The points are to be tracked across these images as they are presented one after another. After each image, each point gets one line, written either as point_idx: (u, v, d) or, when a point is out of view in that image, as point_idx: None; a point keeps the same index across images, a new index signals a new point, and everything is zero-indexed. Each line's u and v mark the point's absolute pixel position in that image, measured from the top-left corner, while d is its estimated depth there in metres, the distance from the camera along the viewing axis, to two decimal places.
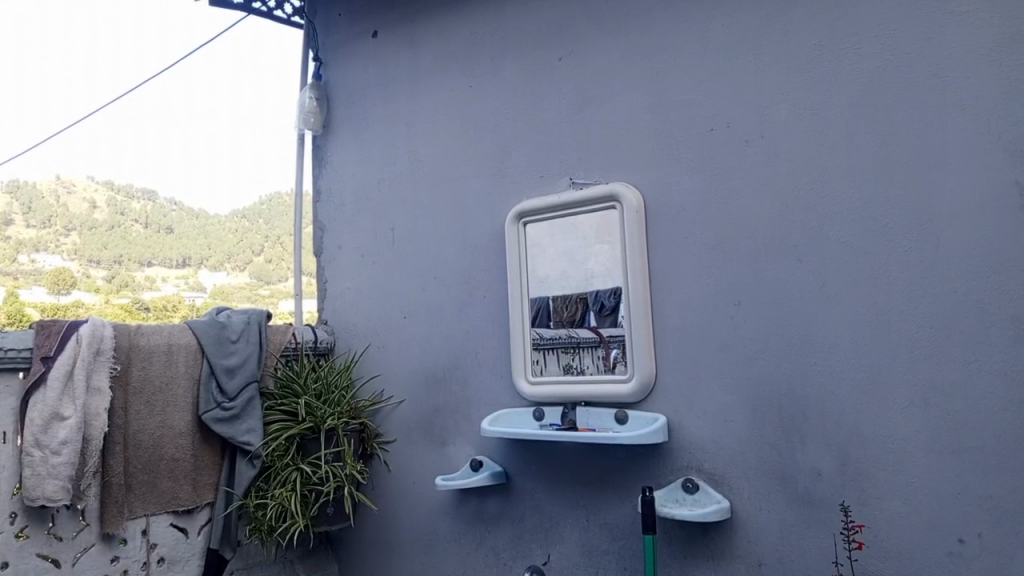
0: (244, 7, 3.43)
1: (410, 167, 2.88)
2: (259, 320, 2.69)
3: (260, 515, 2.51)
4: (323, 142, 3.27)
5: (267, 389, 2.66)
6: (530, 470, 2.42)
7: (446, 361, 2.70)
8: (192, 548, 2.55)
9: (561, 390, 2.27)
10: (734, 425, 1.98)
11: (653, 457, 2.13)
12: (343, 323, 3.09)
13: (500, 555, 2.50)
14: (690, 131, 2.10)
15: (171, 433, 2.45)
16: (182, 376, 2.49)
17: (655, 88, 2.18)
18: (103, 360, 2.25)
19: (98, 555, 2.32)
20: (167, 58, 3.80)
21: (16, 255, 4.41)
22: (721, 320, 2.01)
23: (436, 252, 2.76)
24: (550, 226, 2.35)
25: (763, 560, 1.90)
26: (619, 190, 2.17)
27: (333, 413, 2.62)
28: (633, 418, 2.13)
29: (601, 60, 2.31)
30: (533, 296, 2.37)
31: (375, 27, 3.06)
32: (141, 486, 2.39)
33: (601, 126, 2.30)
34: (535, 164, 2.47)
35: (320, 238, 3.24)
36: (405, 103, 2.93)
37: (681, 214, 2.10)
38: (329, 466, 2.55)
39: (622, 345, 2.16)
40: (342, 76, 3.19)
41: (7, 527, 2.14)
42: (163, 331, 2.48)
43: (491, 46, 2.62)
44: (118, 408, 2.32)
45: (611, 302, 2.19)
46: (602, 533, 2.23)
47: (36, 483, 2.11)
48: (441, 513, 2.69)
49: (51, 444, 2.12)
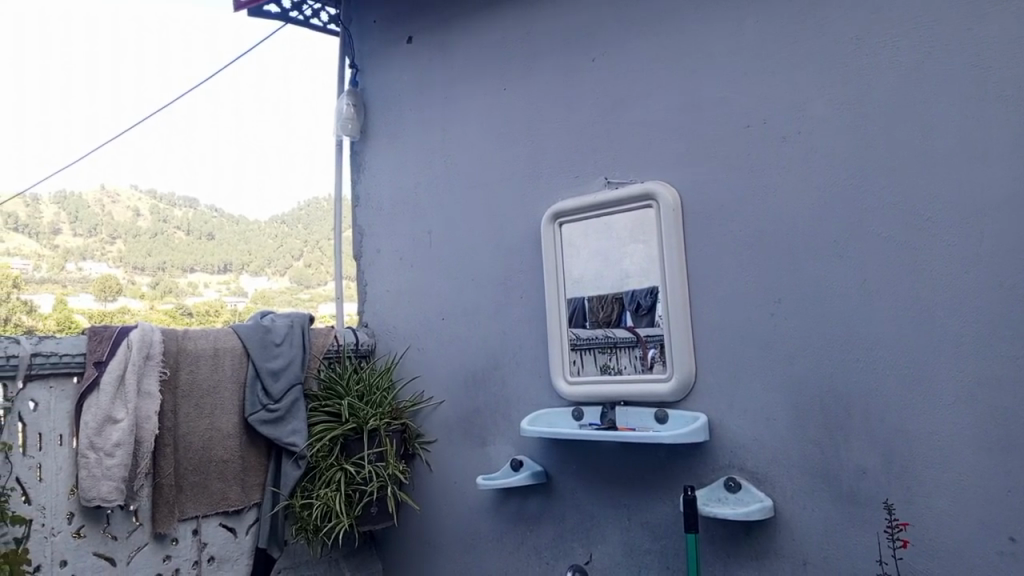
0: (282, 16, 3.41)
1: (446, 170, 2.92)
2: (302, 323, 2.76)
3: (305, 515, 2.55)
4: (361, 148, 3.32)
5: (311, 390, 2.73)
6: (570, 469, 2.43)
7: (485, 362, 2.73)
8: (240, 547, 2.61)
9: (600, 389, 2.28)
10: (775, 423, 1.97)
11: (693, 456, 2.13)
12: (382, 325, 3.14)
13: (542, 554, 2.51)
14: (726, 128, 2.09)
15: (219, 435, 2.50)
16: (228, 379, 2.55)
17: (690, 86, 2.17)
18: (152, 364, 2.32)
19: (151, 554, 2.39)
20: (206, 69, 3.88)
21: (64, 263, 4.63)
22: (761, 317, 2.00)
23: (472, 254, 2.79)
24: (585, 226, 2.36)
25: (808, 559, 1.89)
26: (656, 188, 2.17)
27: (375, 414, 2.66)
28: (672, 417, 2.13)
29: (635, 60, 2.31)
30: (570, 296, 2.38)
31: (409, 33, 3.10)
32: (191, 487, 2.45)
33: (635, 126, 2.30)
34: (570, 164, 2.48)
35: (359, 243, 3.29)
36: (440, 106, 2.96)
37: (718, 212, 2.09)
38: (371, 466, 2.60)
39: (660, 344, 2.16)
40: (377, 83, 3.25)
41: (64, 526, 2.21)
42: (209, 335, 2.54)
43: (524, 48, 2.64)
44: (168, 411, 2.38)
45: (648, 301, 2.19)
46: (643, 533, 2.23)
47: (91, 484, 2.18)
48: (483, 513, 2.71)
49: (105, 447, 2.19)
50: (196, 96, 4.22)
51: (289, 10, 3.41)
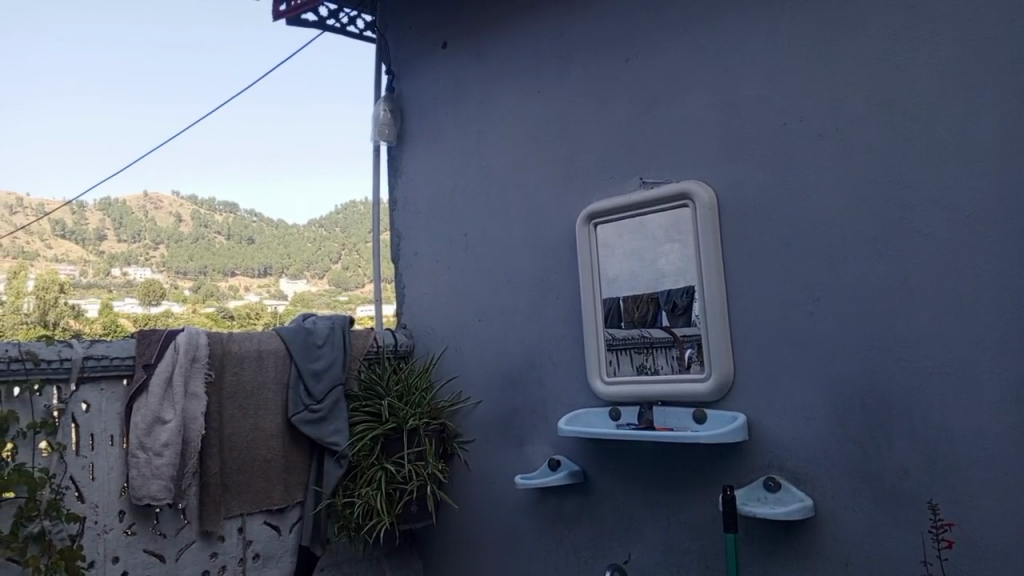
0: (319, 24, 3.49)
1: (482, 173, 2.95)
2: (343, 325, 2.81)
3: (347, 513, 2.61)
4: (398, 152, 3.39)
5: (352, 390, 2.77)
6: (607, 469, 2.44)
7: (521, 362, 2.75)
8: (284, 545, 2.67)
9: (637, 389, 2.28)
10: (815, 423, 1.95)
11: (731, 455, 2.12)
12: (421, 327, 3.19)
13: (580, 554, 2.52)
14: (762, 127, 2.08)
15: (263, 435, 2.56)
16: (271, 380, 2.60)
17: (725, 85, 2.17)
18: (199, 367, 2.38)
19: (199, 551, 2.45)
20: (250, 78, 4.01)
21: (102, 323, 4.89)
22: (799, 315, 1.99)
23: (508, 255, 2.81)
24: (620, 226, 2.37)
25: (849, 560, 1.87)
26: (691, 187, 2.17)
27: (415, 413, 2.70)
28: (711, 417, 2.13)
29: (669, 60, 2.31)
30: (604, 296, 2.41)
31: (443, 38, 3.14)
32: (236, 486, 2.50)
33: (670, 125, 2.30)
34: (604, 165, 2.49)
35: (397, 246, 3.36)
36: (476, 110, 2.99)
37: (754, 210, 2.09)
38: (411, 465, 2.64)
39: (698, 344, 2.16)
40: (413, 88, 3.30)
41: (117, 524, 2.28)
42: (253, 338, 2.60)
43: (558, 51, 2.65)
44: (214, 411, 2.44)
45: (684, 301, 2.19)
46: (682, 532, 2.23)
47: (142, 483, 2.25)
48: (522, 512, 2.74)
49: (154, 446, 2.26)
50: (238, 103, 4.35)
51: (326, 18, 3.48)
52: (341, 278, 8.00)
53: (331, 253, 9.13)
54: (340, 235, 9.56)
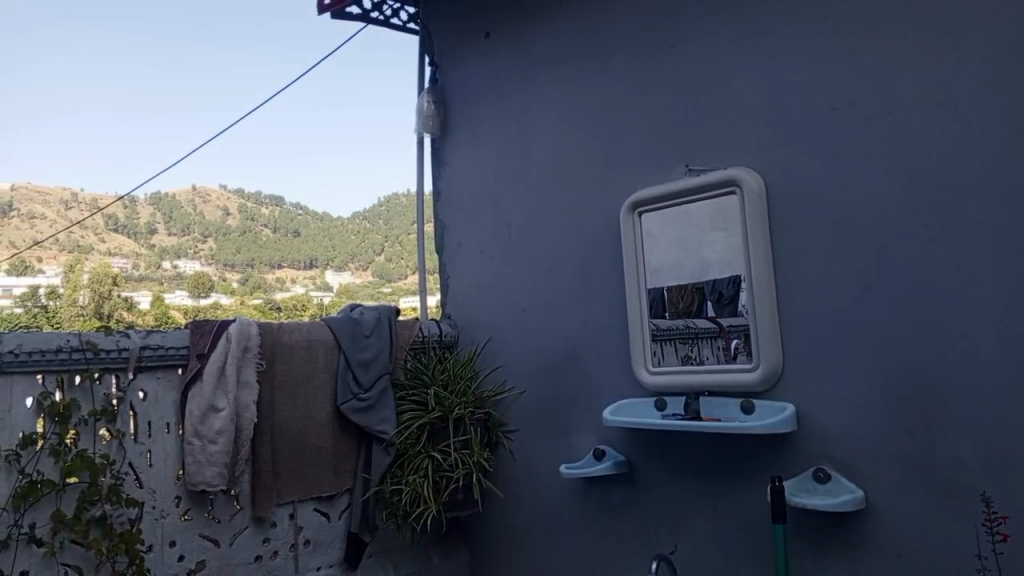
0: (363, 18, 3.51)
1: (525, 164, 2.96)
2: (389, 315, 2.85)
3: (395, 501, 2.64)
4: (442, 143, 3.41)
5: (398, 380, 2.81)
6: (652, 459, 2.44)
7: (566, 352, 2.75)
8: (334, 532, 2.72)
9: (682, 379, 2.27)
10: (866, 413, 1.92)
11: (779, 446, 2.09)
12: (466, 317, 3.22)
13: (626, 543, 2.52)
14: (811, 112, 2.04)
15: (313, 423, 2.61)
16: (321, 369, 2.65)
17: (772, 71, 2.13)
18: (251, 356, 2.43)
19: (252, 536, 2.52)
20: (297, 72, 4.08)
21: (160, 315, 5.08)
22: (849, 304, 1.95)
23: (552, 245, 2.82)
24: (665, 215, 2.36)
25: (902, 553, 1.84)
26: (738, 174, 2.14)
27: (460, 403, 2.73)
28: (759, 408, 2.10)
29: (714, 46, 2.28)
30: (648, 285, 2.40)
31: (486, 28, 3.14)
32: (287, 473, 2.56)
33: (716, 112, 2.27)
34: (648, 153, 2.47)
35: (442, 237, 3.39)
36: (519, 100, 2.99)
37: (803, 197, 2.05)
38: (457, 454, 2.67)
39: (744, 334, 2.14)
40: (456, 80, 3.32)
41: (174, 509, 2.35)
42: (303, 328, 2.65)
43: (601, 39, 2.64)
44: (265, 400, 2.49)
45: (730, 290, 2.17)
46: (729, 523, 2.21)
47: (197, 470, 2.32)
48: (567, 501, 2.75)
49: (208, 434, 2.32)
50: (286, 97, 4.43)
51: (371, 12, 3.50)
52: (384, 270, 8.12)
53: (375, 245, 9.29)
54: (382, 228, 9.70)
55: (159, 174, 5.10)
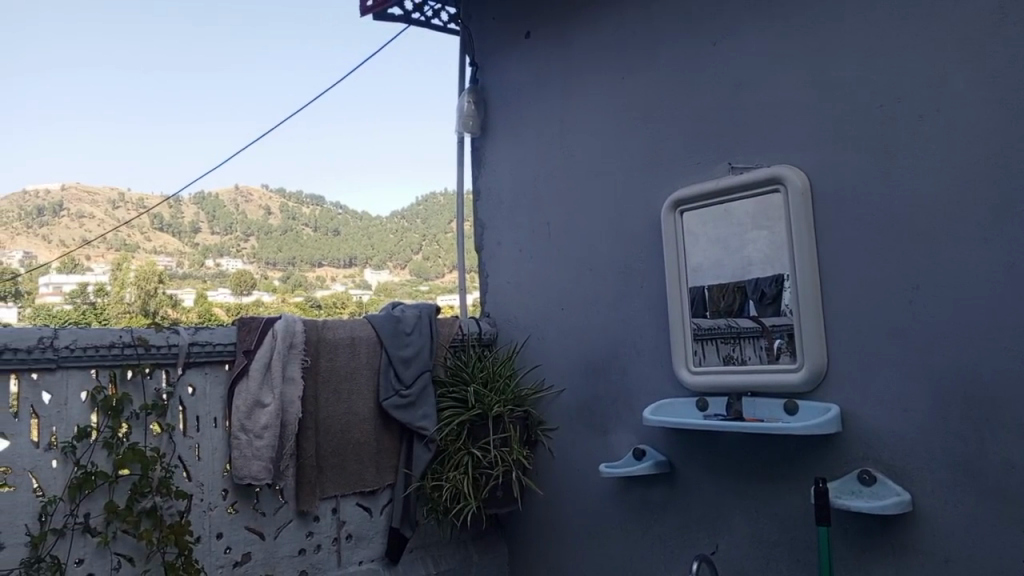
0: (405, 18, 3.55)
1: (565, 163, 2.96)
2: (429, 313, 2.89)
3: (435, 496, 2.68)
4: (482, 143, 3.44)
5: (438, 377, 2.84)
6: (693, 459, 2.43)
7: (606, 351, 2.75)
8: (375, 527, 2.76)
9: (724, 379, 2.26)
10: (914, 414, 1.89)
11: (823, 447, 2.07)
12: (506, 316, 3.24)
13: (666, 543, 2.51)
14: (857, 108, 2.01)
15: (356, 419, 2.65)
16: (363, 365, 2.69)
17: (818, 67, 2.10)
18: (296, 353, 2.48)
19: (296, 529, 2.57)
20: (339, 74, 4.15)
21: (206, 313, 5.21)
22: (895, 303, 1.93)
23: (592, 243, 2.82)
24: (706, 214, 2.35)
25: (950, 557, 1.81)
26: (783, 172, 2.12)
27: (499, 400, 2.74)
28: (803, 409, 2.08)
29: (758, 43, 2.26)
30: (690, 284, 2.38)
31: (527, 28, 3.15)
32: (331, 468, 2.60)
33: (760, 110, 2.25)
34: (690, 152, 2.46)
35: (481, 236, 3.42)
36: (559, 99, 3.00)
37: (848, 195, 2.02)
38: (497, 451, 2.69)
39: (788, 334, 2.11)
40: (496, 79, 3.34)
41: (221, 501, 2.40)
42: (347, 325, 2.69)
43: (643, 37, 2.63)
44: (310, 396, 2.54)
45: (773, 289, 2.15)
46: (771, 524, 2.19)
47: (243, 463, 2.37)
48: (606, 500, 2.75)
49: (254, 429, 2.37)
50: (328, 98, 4.50)
51: (412, 13, 3.54)
52: (422, 269, 8.20)
53: (414, 244, 9.40)
54: (420, 228, 9.79)
55: (206, 174, 5.23)
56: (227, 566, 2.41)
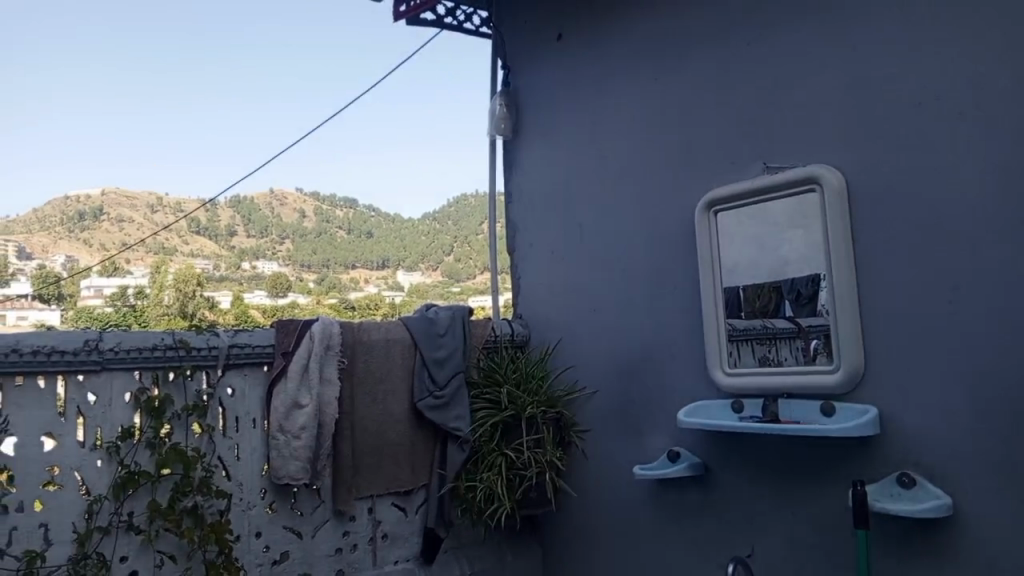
0: (437, 23, 3.59)
1: (598, 164, 2.96)
2: (462, 315, 2.90)
3: (470, 497, 2.71)
4: (514, 146, 3.46)
5: (472, 378, 2.86)
6: (729, 461, 2.41)
7: (639, 353, 2.74)
8: (411, 527, 2.79)
9: (760, 380, 2.24)
10: (955, 417, 1.85)
11: (861, 450, 2.04)
12: (539, 318, 3.25)
13: (702, 546, 2.50)
14: (895, 107, 1.98)
15: (391, 420, 2.68)
16: (399, 367, 2.72)
17: (854, 65, 2.08)
18: (332, 354, 2.52)
19: (333, 529, 2.60)
20: (375, 79, 4.22)
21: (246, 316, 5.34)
22: (936, 305, 1.89)
23: (625, 245, 2.82)
24: (741, 214, 2.34)
25: (994, 563, 1.77)
26: (819, 172, 2.09)
27: (533, 402, 2.75)
28: (840, 410, 2.06)
29: (793, 42, 2.24)
30: (724, 285, 2.38)
31: (559, 30, 3.16)
32: (367, 469, 2.63)
33: (795, 110, 2.23)
34: (724, 152, 2.44)
35: (513, 238, 3.44)
36: (591, 101, 3.00)
37: (887, 195, 1.99)
38: (530, 453, 2.70)
39: (825, 335, 2.09)
40: (528, 82, 3.35)
41: (260, 501, 2.45)
42: (382, 327, 2.73)
43: (675, 38, 2.62)
44: (346, 397, 2.57)
45: (810, 290, 2.14)
46: (808, 527, 2.17)
47: (282, 464, 2.41)
48: (641, 501, 2.74)
49: (292, 430, 2.41)
50: (363, 102, 4.57)
51: (444, 17, 3.58)
52: (454, 270, 8.25)
53: (446, 245, 9.47)
54: (452, 229, 9.86)
55: (245, 178, 5.35)
56: (266, 564, 2.45)
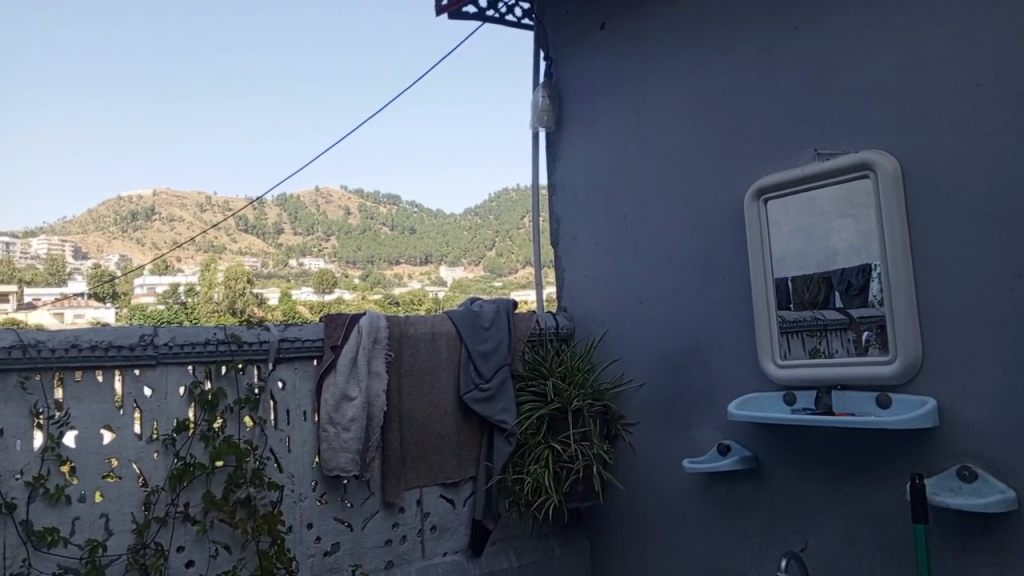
0: (479, 16, 3.58)
1: (642, 154, 2.94)
2: (507, 309, 2.91)
3: (517, 489, 2.71)
4: (557, 138, 3.45)
5: (518, 371, 2.87)
6: (780, 454, 2.37)
7: (686, 345, 2.71)
8: (459, 518, 2.81)
9: (812, 372, 2.20)
10: (1017, 409, 1.79)
11: (918, 443, 1.99)
12: (583, 310, 3.24)
13: (753, 539, 2.47)
14: (950, 89, 1.92)
15: (437, 413, 2.69)
16: (444, 360, 2.73)
17: (906, 48, 2.02)
18: (380, 348, 2.54)
19: (383, 520, 2.63)
20: (418, 74, 4.25)
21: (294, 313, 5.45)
22: (996, 292, 1.83)
23: (671, 235, 2.79)
24: (790, 203, 2.30)
25: None
26: (872, 157, 2.04)
27: (579, 394, 2.75)
28: (896, 402, 2.00)
29: (842, 25, 2.19)
30: (774, 275, 2.34)
31: (601, 20, 3.14)
32: (414, 460, 2.66)
33: (845, 94, 2.18)
34: (772, 139, 2.40)
35: (556, 230, 3.43)
36: (634, 90, 2.98)
37: (944, 179, 1.93)
38: (577, 445, 2.70)
39: (878, 326, 2.05)
40: (571, 73, 3.34)
41: (311, 492, 2.49)
42: (428, 320, 2.74)
43: (721, 24, 2.58)
44: (394, 389, 2.60)
45: (860, 280, 2.11)
46: (863, 522, 2.12)
47: (332, 455, 2.44)
48: (690, 495, 2.72)
49: (342, 422, 2.44)
50: (406, 97, 4.61)
51: (486, 10, 3.56)
52: (495, 265, 8.29)
53: (488, 240, 9.53)
54: (493, 224, 9.92)
55: (291, 176, 5.46)
56: (318, 555, 2.49)
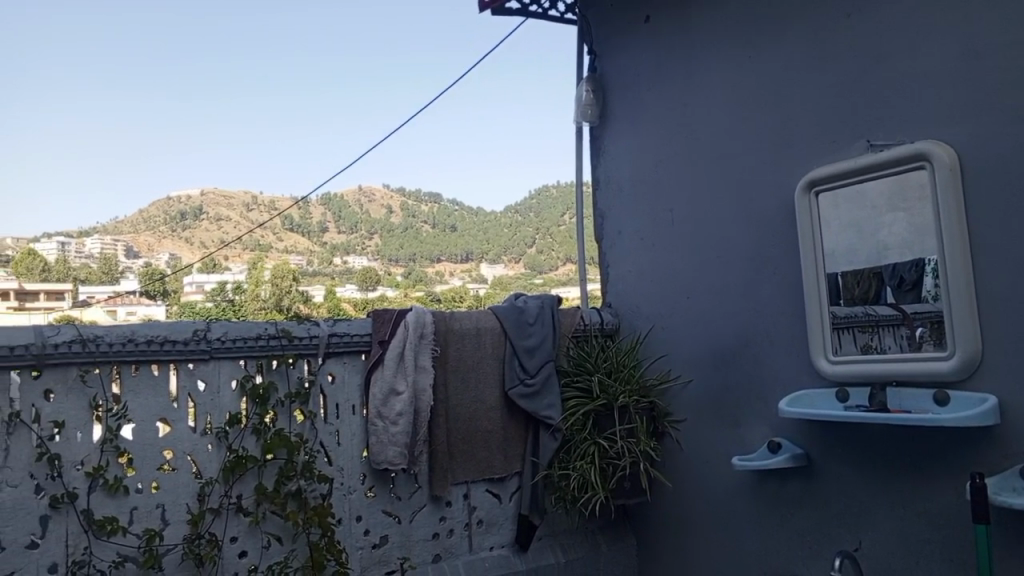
0: (522, 11, 3.57)
1: (688, 147, 2.91)
2: (551, 304, 2.91)
3: (563, 485, 2.70)
4: (601, 132, 3.43)
5: (563, 367, 2.87)
6: (833, 451, 2.33)
7: (735, 340, 2.68)
8: (505, 513, 2.81)
9: (864, 368, 2.16)
10: None
11: (978, 441, 1.93)
12: (629, 306, 3.22)
13: (804, 538, 2.43)
14: (1010, 75, 1.85)
15: (483, 408, 2.71)
16: (490, 355, 2.74)
17: (963, 33, 1.95)
18: (426, 343, 2.56)
19: (430, 514, 2.65)
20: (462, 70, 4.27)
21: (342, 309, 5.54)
22: None
23: (719, 230, 2.75)
24: (843, 195, 2.25)
25: None
26: (928, 148, 1.97)
27: (625, 390, 2.73)
28: (955, 400, 1.94)
29: (896, 12, 2.13)
30: (825, 269, 2.31)
31: (646, 12, 3.11)
32: (461, 455, 2.67)
33: (900, 83, 2.12)
34: (824, 131, 2.35)
35: (601, 226, 3.42)
36: (681, 83, 2.94)
37: (1004, 168, 1.86)
38: (624, 442, 2.68)
39: (931, 322, 2.01)
40: (615, 67, 3.31)
41: (360, 485, 2.51)
42: (473, 316, 2.75)
43: (770, 14, 2.54)
44: (440, 384, 2.61)
45: (913, 275, 2.06)
46: (920, 521, 2.07)
47: (380, 448, 2.46)
48: (739, 492, 2.68)
49: (390, 416, 2.46)
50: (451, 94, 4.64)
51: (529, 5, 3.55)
52: (537, 261, 8.31)
53: (530, 237, 9.54)
54: (535, 220, 9.93)
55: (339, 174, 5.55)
56: (367, 547, 2.52)
